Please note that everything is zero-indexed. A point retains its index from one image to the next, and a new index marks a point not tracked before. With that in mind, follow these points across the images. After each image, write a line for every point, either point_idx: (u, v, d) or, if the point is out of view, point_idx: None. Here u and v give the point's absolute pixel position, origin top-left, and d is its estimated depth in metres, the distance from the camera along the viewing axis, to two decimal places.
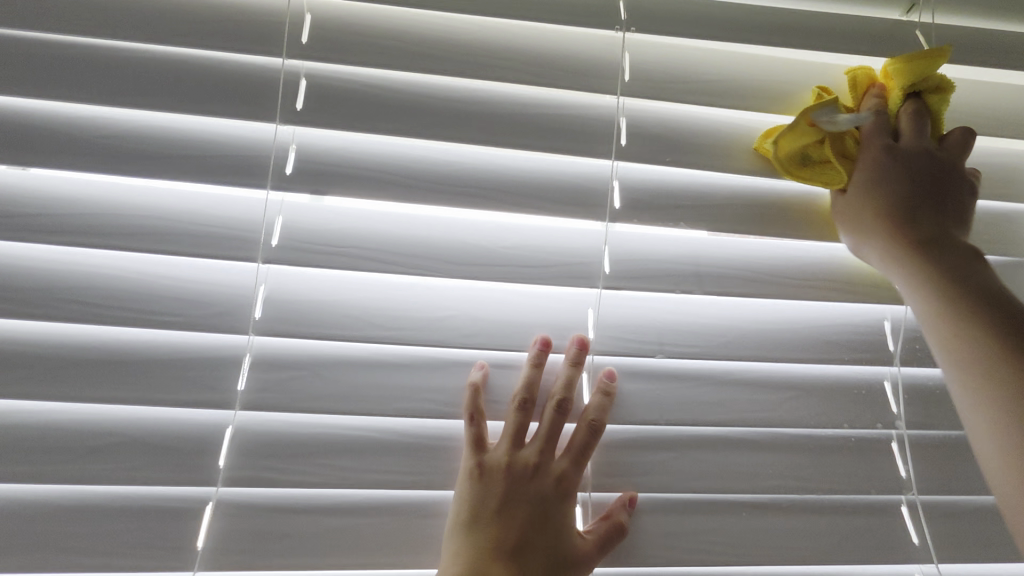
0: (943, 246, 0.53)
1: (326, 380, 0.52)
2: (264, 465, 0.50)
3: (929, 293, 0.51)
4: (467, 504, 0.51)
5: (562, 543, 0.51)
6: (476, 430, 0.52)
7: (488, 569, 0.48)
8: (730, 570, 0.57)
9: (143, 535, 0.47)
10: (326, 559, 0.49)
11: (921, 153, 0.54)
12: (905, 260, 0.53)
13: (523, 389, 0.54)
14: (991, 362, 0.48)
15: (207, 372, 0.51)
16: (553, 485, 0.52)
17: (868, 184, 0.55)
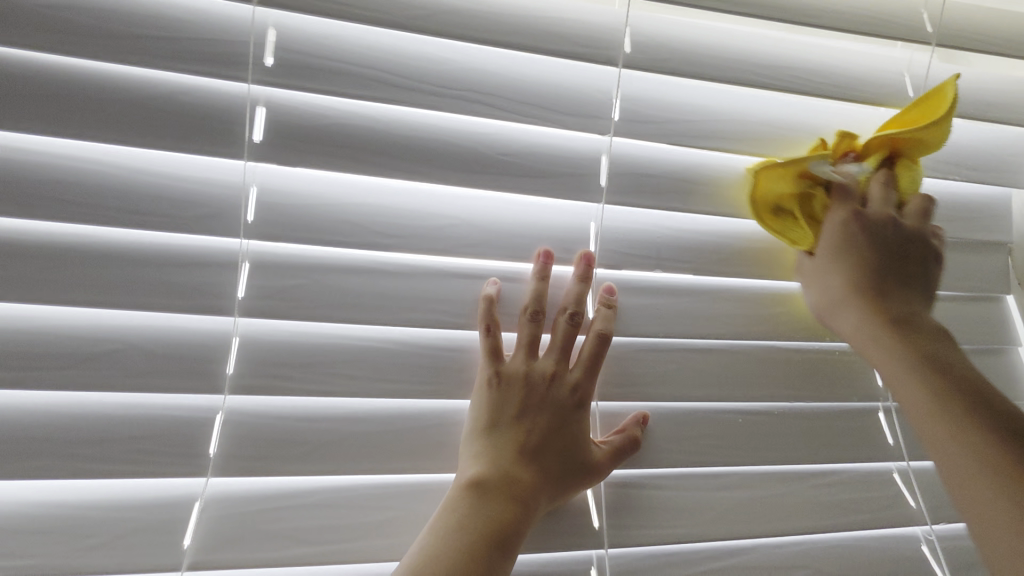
0: (899, 317, 0.50)
1: (330, 287, 0.50)
2: (271, 374, 0.48)
3: (898, 363, 0.48)
4: (486, 410, 0.50)
5: (581, 447, 0.50)
6: (493, 340, 0.51)
7: (511, 471, 0.48)
8: (740, 475, 0.56)
9: (145, 446, 0.44)
10: (341, 467, 0.47)
11: (896, 240, 0.52)
12: (873, 325, 0.50)
13: (534, 301, 0.53)
14: (954, 429, 0.44)
15: (201, 278, 0.48)
16: (569, 395, 0.51)
17: (833, 255, 0.53)
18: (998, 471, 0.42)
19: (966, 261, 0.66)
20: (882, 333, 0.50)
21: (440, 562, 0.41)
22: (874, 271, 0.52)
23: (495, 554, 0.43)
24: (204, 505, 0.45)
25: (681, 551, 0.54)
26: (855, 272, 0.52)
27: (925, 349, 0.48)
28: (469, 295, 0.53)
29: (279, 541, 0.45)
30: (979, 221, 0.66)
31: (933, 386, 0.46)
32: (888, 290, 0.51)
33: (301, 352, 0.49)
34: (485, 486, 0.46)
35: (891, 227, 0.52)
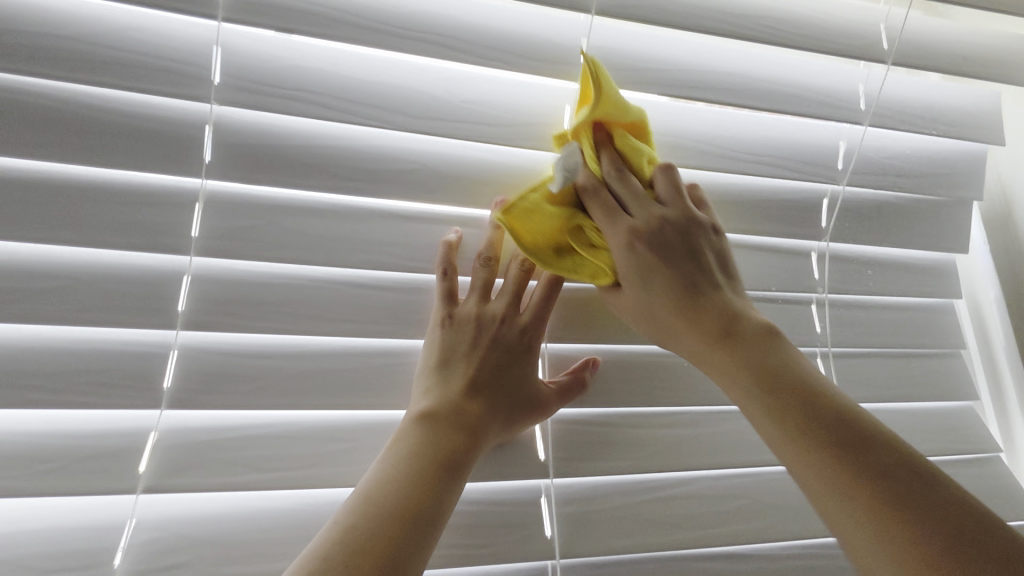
0: (714, 321, 0.48)
1: (287, 229, 0.51)
2: (227, 312, 0.48)
3: (732, 384, 0.45)
4: (441, 349, 0.51)
5: (530, 384, 0.53)
6: (449, 284, 0.53)
7: (462, 404, 0.50)
8: (688, 415, 0.59)
9: (105, 379, 0.45)
10: (299, 400, 0.49)
11: (678, 245, 0.50)
12: (689, 327, 0.48)
13: (488, 248, 0.53)
14: (805, 455, 0.40)
15: (156, 216, 0.48)
16: (520, 337, 0.53)
17: (640, 288, 0.50)
18: (881, 508, 0.37)
19: (914, 217, 0.69)
20: (718, 354, 0.46)
21: (397, 482, 0.44)
22: (671, 287, 0.49)
23: (450, 477, 0.45)
24: (161, 436, 0.46)
25: (626, 483, 0.57)
26: (670, 283, 0.50)
27: (748, 353, 0.46)
28: (427, 238, 0.54)
29: (241, 468, 0.47)
30: (940, 179, 0.68)
31: (830, 414, 0.41)
32: (699, 284, 0.50)
33: (257, 292, 0.50)
34: (436, 417, 0.48)
35: (658, 233, 0.50)
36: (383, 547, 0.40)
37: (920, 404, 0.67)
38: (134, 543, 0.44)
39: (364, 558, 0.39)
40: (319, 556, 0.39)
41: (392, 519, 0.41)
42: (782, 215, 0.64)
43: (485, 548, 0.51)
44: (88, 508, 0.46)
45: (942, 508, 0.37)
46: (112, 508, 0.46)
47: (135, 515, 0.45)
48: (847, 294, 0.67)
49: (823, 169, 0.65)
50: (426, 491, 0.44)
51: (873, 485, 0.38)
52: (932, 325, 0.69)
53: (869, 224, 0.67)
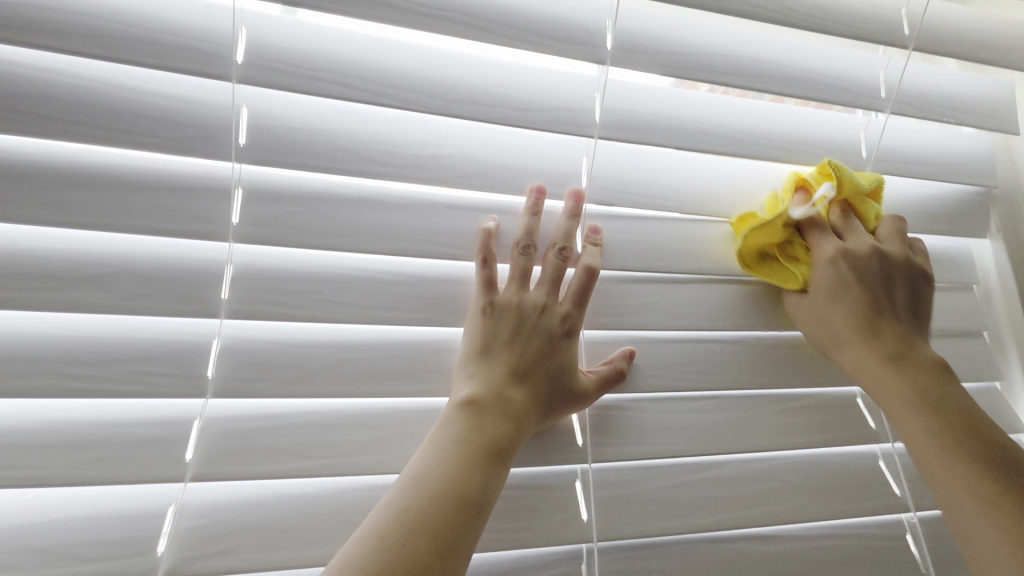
0: (901, 335, 0.57)
1: (324, 215, 0.50)
2: (267, 299, 0.48)
3: (886, 369, 0.55)
4: (481, 337, 0.51)
5: (570, 371, 0.52)
6: (489, 272, 0.52)
7: (505, 391, 0.50)
8: (718, 399, 0.60)
9: (146, 368, 0.45)
10: (340, 388, 0.48)
11: (874, 274, 0.58)
12: (823, 322, 0.58)
13: (526, 236, 0.53)
14: (932, 436, 0.51)
15: (192, 202, 0.47)
16: (559, 325, 0.53)
17: (827, 298, 0.58)
18: (959, 475, 0.49)
19: (933, 204, 0.70)
20: (883, 368, 0.55)
21: (442, 465, 0.44)
22: (863, 306, 0.57)
23: (494, 461, 0.46)
24: (202, 424, 0.46)
25: (660, 465, 0.58)
26: (859, 307, 0.57)
27: (915, 356, 0.55)
28: (463, 224, 0.54)
29: (284, 455, 0.47)
30: (963, 165, 0.69)
31: (927, 400, 0.52)
32: (887, 304, 0.58)
33: (295, 278, 0.49)
34: (480, 403, 0.48)
35: (870, 261, 0.58)
36: (434, 527, 0.40)
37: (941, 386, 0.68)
38: (180, 530, 0.44)
39: (416, 537, 0.39)
40: (372, 535, 0.39)
41: (440, 500, 0.42)
42: None
43: (526, 531, 0.52)
44: (132, 497, 0.46)
45: (1002, 517, 0.46)
46: (157, 496, 0.46)
47: (180, 502, 0.45)
48: None
49: (848, 157, 0.65)
50: (472, 474, 0.44)
51: (987, 467, 0.49)
52: (949, 311, 0.70)
53: (890, 211, 0.68)
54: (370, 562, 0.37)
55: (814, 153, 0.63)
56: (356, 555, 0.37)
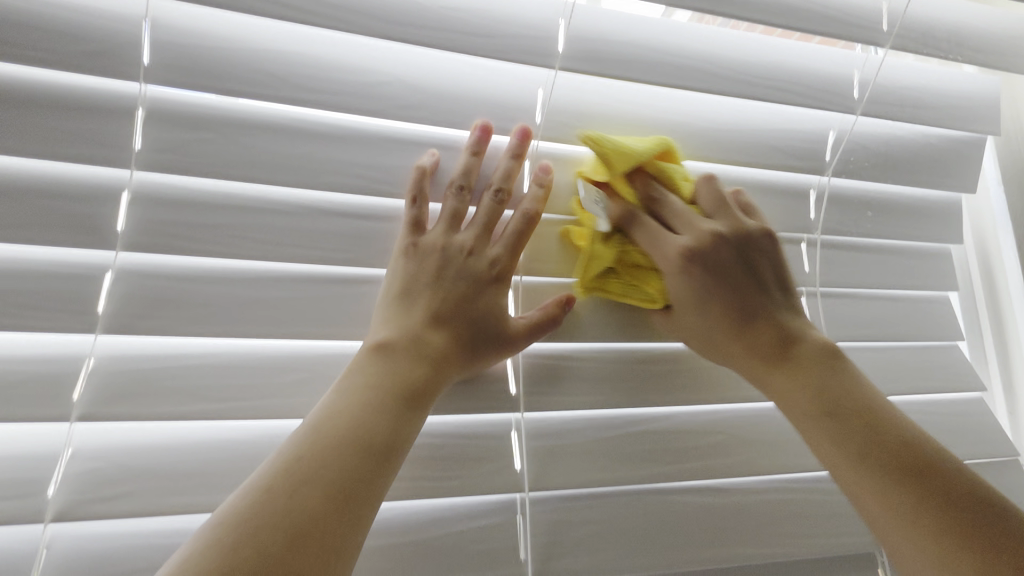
0: (776, 336, 0.51)
1: (241, 143, 0.46)
2: (173, 231, 0.44)
3: (798, 398, 0.48)
4: (400, 280, 0.48)
5: (498, 317, 0.49)
6: (417, 212, 0.49)
7: (421, 336, 0.47)
8: (668, 350, 0.58)
9: (38, 300, 0.41)
10: (254, 330, 0.46)
11: (740, 266, 0.51)
12: (720, 330, 0.51)
13: (460, 175, 0.49)
14: (852, 459, 0.45)
15: (89, 123, 0.43)
16: (489, 268, 0.50)
17: (698, 307, 0.52)
18: (931, 525, 0.42)
19: (913, 155, 0.66)
20: (789, 371, 0.49)
21: (318, 438, 0.39)
22: (727, 310, 0.51)
23: (393, 423, 0.42)
24: (97, 362, 0.43)
25: (602, 416, 0.57)
26: (735, 300, 0.51)
27: (829, 373, 0.49)
28: (397, 159, 0.50)
29: (191, 398, 0.44)
30: (956, 111, 0.65)
31: (827, 410, 0.47)
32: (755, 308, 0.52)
33: (204, 211, 0.45)
34: (392, 348, 0.45)
35: (715, 247, 0.50)
36: (291, 514, 0.35)
37: (911, 343, 0.66)
38: (71, 473, 0.41)
39: (266, 528, 0.34)
40: (220, 520, 0.35)
41: (304, 484, 0.37)
42: (778, 147, 0.60)
43: (459, 479, 0.50)
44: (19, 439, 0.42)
45: (963, 550, 0.41)
46: (48, 437, 0.42)
47: (71, 445, 0.42)
48: (844, 235, 0.65)
49: (839, 98, 0.60)
50: (356, 446, 0.40)
51: (933, 511, 0.42)
52: (919, 268, 0.67)
53: (875, 159, 0.65)
54: (211, 556, 0.33)
55: (783, 93, 0.58)
56: (233, 513, 0.35)
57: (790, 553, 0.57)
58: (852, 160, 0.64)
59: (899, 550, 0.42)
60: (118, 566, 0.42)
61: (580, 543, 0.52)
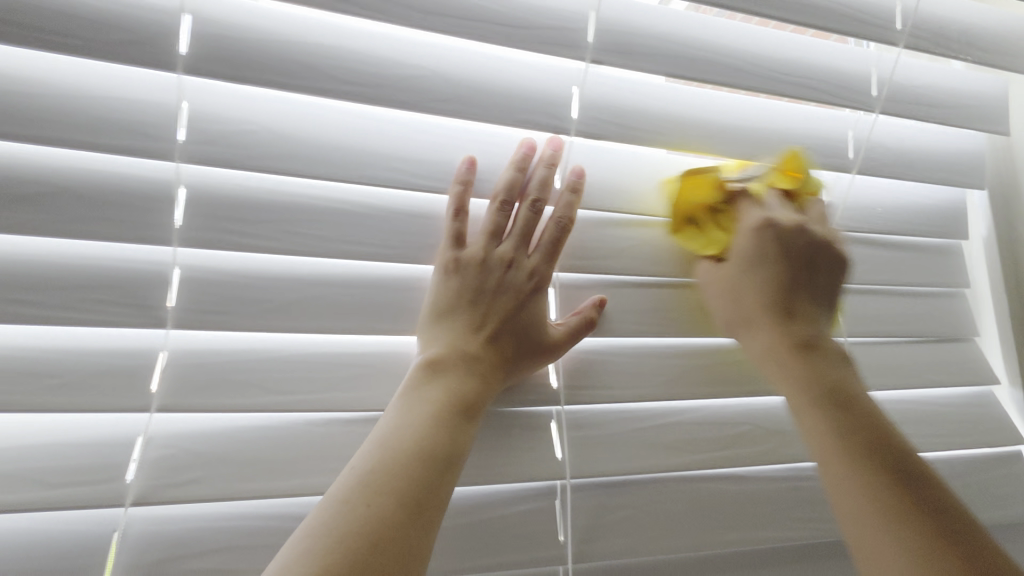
0: (829, 355, 0.53)
1: (285, 138, 0.46)
2: (222, 227, 0.45)
3: (794, 384, 0.52)
4: (446, 295, 0.49)
5: (536, 328, 0.50)
6: (458, 226, 0.49)
7: (467, 350, 0.48)
8: (693, 344, 0.60)
9: (100, 296, 0.42)
10: (307, 324, 0.46)
11: (816, 265, 0.56)
12: (757, 325, 0.55)
13: (503, 189, 0.50)
14: (845, 456, 0.48)
15: (136, 119, 0.43)
16: (527, 280, 0.50)
17: (745, 270, 0.56)
18: (893, 522, 0.45)
19: (930, 152, 0.66)
20: (790, 357, 0.53)
21: (387, 452, 0.40)
22: (759, 298, 0.55)
23: (450, 435, 0.43)
24: (170, 355, 0.44)
25: (638, 409, 0.59)
26: (769, 284, 0.55)
27: (821, 376, 0.52)
28: (438, 155, 0.51)
29: (253, 389, 0.45)
30: (976, 108, 0.65)
31: (835, 415, 0.50)
32: (795, 302, 0.55)
33: (259, 207, 0.46)
34: (442, 363, 0.46)
35: (784, 240, 0.55)
36: (374, 524, 0.36)
37: (928, 338, 0.67)
38: (148, 458, 0.42)
39: (354, 536, 0.35)
40: (309, 532, 0.35)
41: (383, 495, 0.38)
42: (805, 143, 0.61)
43: (499, 468, 0.52)
44: (98, 428, 0.44)
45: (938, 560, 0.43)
46: (124, 426, 0.44)
47: (146, 433, 0.44)
48: (860, 233, 0.65)
49: (858, 96, 0.61)
50: (424, 457, 0.41)
51: (913, 519, 0.45)
52: (931, 264, 0.68)
53: (899, 156, 0.65)
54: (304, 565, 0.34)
55: (808, 90, 0.60)
56: (318, 524, 0.36)
57: (808, 536, 0.59)
58: (876, 159, 0.64)
59: (868, 555, 0.45)
60: (194, 551, 0.42)
61: (617, 527, 0.55)
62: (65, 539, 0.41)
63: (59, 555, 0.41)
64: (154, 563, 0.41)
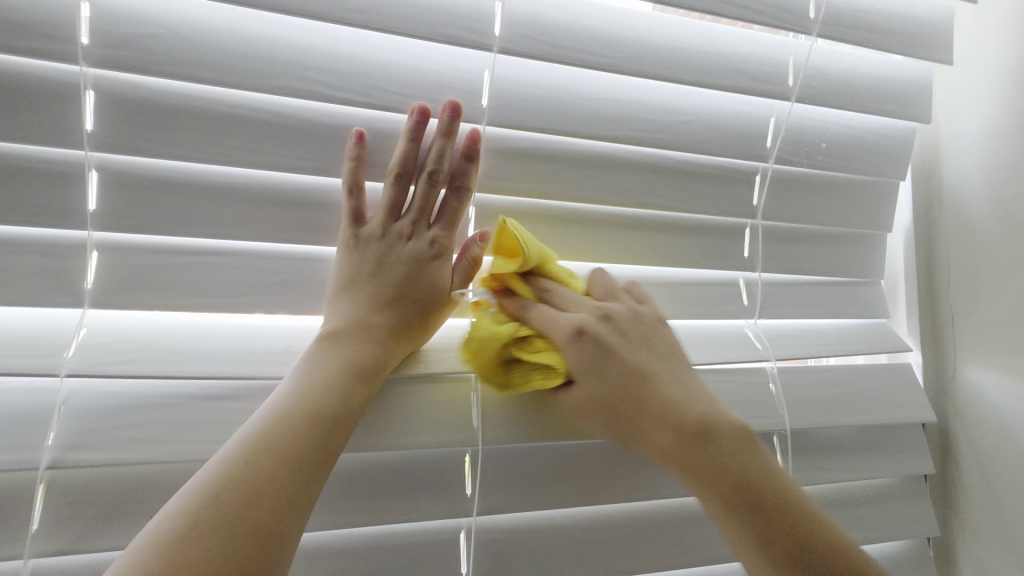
0: (692, 411, 0.46)
1: (191, 42, 0.46)
2: (134, 134, 0.46)
3: (669, 457, 0.45)
4: (346, 267, 0.50)
5: (438, 293, 0.51)
6: (355, 203, 0.50)
7: (369, 320, 0.48)
8: (620, 272, 0.61)
9: (14, 198, 0.44)
10: (220, 229, 0.48)
11: (662, 345, 0.49)
12: (602, 401, 0.47)
13: (397, 162, 0.50)
14: (735, 509, 0.43)
15: (34, 19, 0.42)
16: (428, 248, 0.51)
17: (592, 372, 0.47)
18: None
19: (869, 84, 0.65)
20: (678, 442, 0.45)
21: (300, 390, 0.43)
22: (622, 374, 0.47)
23: (358, 376, 0.45)
24: (100, 253, 0.47)
25: None
26: (599, 375, 0.47)
27: (676, 443, 0.45)
28: (348, 63, 0.49)
29: (172, 292, 0.48)
30: (922, 35, 0.64)
31: (688, 469, 0.44)
32: (671, 376, 0.48)
33: (165, 111, 0.46)
34: (342, 333, 0.47)
35: (608, 327, 0.48)
36: (287, 446, 0.39)
37: (851, 273, 0.69)
38: (82, 343, 0.45)
39: (265, 457, 0.39)
40: (219, 461, 0.38)
41: (270, 454, 0.39)
42: (741, 68, 0.60)
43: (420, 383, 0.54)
44: (8, 317, 0.46)
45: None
46: (49, 320, 0.46)
47: (84, 325, 0.46)
48: (798, 167, 0.65)
49: (799, 18, 0.60)
50: (335, 390, 0.43)
51: (812, 567, 0.42)
52: (855, 202, 0.68)
53: (839, 85, 0.64)
54: (214, 487, 0.36)
55: (746, 10, 0.58)
56: (201, 481, 0.37)
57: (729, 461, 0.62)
58: (816, 86, 0.63)
59: None
60: (110, 426, 0.44)
61: (524, 414, 0.53)
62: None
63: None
64: (69, 434, 0.43)
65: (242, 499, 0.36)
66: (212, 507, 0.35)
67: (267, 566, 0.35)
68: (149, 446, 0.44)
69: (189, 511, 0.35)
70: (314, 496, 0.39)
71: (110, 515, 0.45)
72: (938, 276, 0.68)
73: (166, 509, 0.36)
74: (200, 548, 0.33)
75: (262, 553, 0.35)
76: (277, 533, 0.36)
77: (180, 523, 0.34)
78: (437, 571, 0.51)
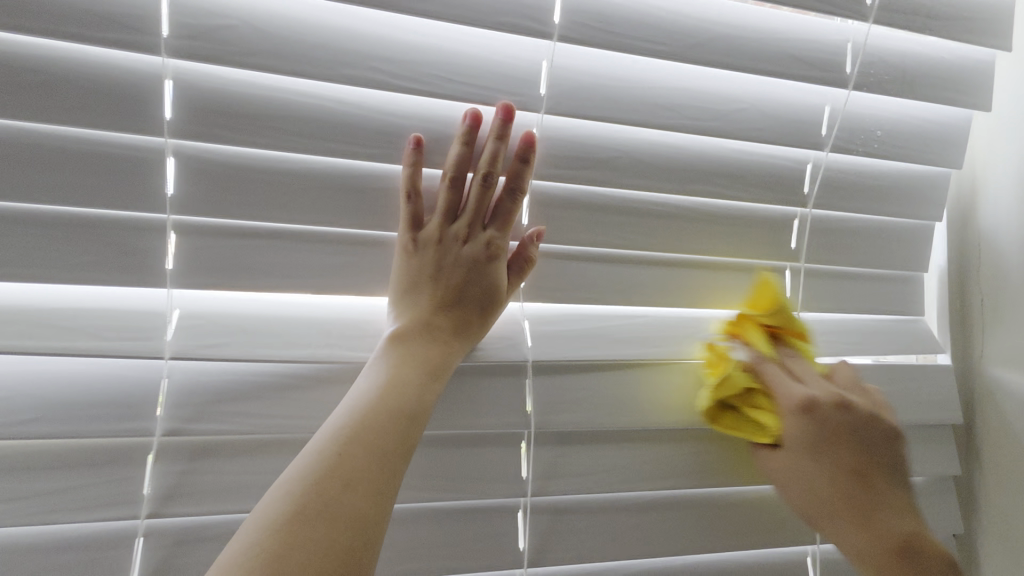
0: (857, 485, 0.51)
1: (265, 33, 0.47)
2: (209, 122, 0.47)
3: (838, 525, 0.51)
4: (406, 271, 0.52)
5: (492, 292, 0.53)
6: (413, 208, 0.51)
7: (430, 321, 0.51)
8: (668, 260, 0.62)
9: (103, 182, 0.47)
10: (292, 216, 0.51)
11: (869, 436, 0.52)
12: (821, 487, 0.52)
13: (451, 165, 0.51)
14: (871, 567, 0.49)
15: (122, 11, 0.44)
16: (483, 250, 0.53)
17: (801, 453, 0.52)
18: None
19: (927, 71, 0.64)
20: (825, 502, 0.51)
21: (372, 387, 0.46)
22: (840, 462, 0.52)
23: (424, 375, 0.48)
24: (179, 235, 0.49)
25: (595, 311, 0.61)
26: (819, 451, 0.52)
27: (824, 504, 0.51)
28: (409, 53, 0.50)
29: (245, 273, 0.50)
30: (984, 20, 0.63)
31: (846, 530, 0.50)
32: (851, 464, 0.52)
33: (240, 100, 0.48)
34: (407, 334, 0.50)
35: (836, 412, 0.52)
36: (371, 438, 0.42)
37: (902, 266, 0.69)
38: (180, 326, 0.48)
39: (353, 447, 0.41)
40: (312, 451, 0.41)
41: (357, 445, 0.42)
42: (797, 56, 0.60)
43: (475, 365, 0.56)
44: (100, 297, 0.48)
45: None
46: (141, 300, 0.49)
47: (178, 307, 0.49)
48: (851, 155, 0.64)
49: (856, 4, 0.59)
50: (404, 388, 0.46)
51: None
52: (908, 192, 0.67)
53: (896, 73, 0.63)
54: (311, 476, 0.39)
55: None
56: (297, 470, 0.40)
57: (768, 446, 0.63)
58: (871, 73, 0.62)
59: None
60: (192, 402, 0.47)
61: (576, 403, 0.56)
62: (77, 383, 0.46)
63: (72, 394, 0.46)
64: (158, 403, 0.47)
65: (338, 488, 0.39)
66: (313, 494, 0.38)
67: (362, 555, 0.38)
68: (229, 419, 0.48)
69: (292, 499, 0.38)
70: (398, 485, 0.42)
71: (191, 482, 0.48)
72: (969, 267, 0.68)
73: (269, 495, 0.39)
74: (308, 533, 0.36)
75: (361, 539, 0.38)
76: (372, 521, 0.39)
77: (285, 508, 0.37)
78: (487, 540, 0.55)
